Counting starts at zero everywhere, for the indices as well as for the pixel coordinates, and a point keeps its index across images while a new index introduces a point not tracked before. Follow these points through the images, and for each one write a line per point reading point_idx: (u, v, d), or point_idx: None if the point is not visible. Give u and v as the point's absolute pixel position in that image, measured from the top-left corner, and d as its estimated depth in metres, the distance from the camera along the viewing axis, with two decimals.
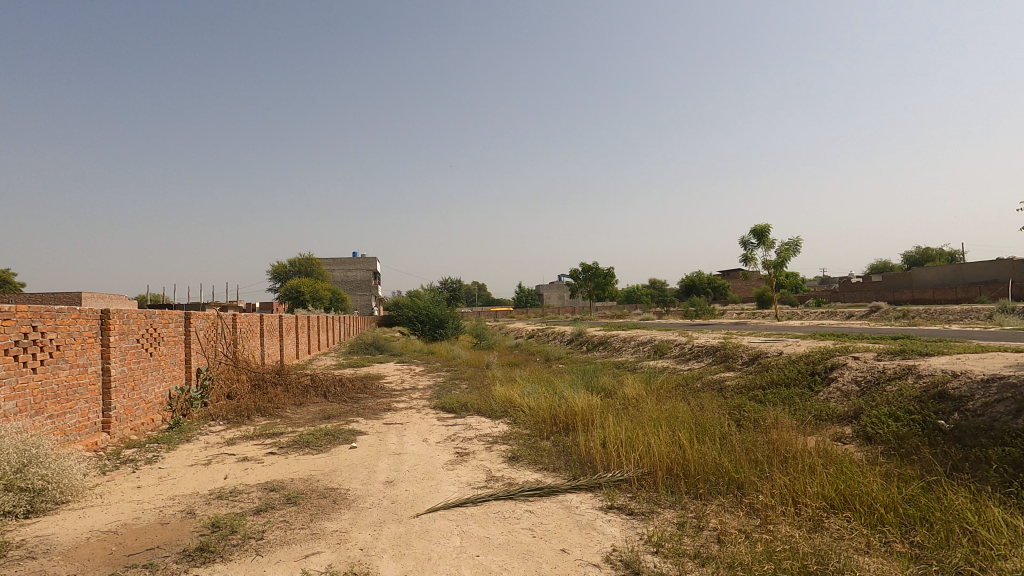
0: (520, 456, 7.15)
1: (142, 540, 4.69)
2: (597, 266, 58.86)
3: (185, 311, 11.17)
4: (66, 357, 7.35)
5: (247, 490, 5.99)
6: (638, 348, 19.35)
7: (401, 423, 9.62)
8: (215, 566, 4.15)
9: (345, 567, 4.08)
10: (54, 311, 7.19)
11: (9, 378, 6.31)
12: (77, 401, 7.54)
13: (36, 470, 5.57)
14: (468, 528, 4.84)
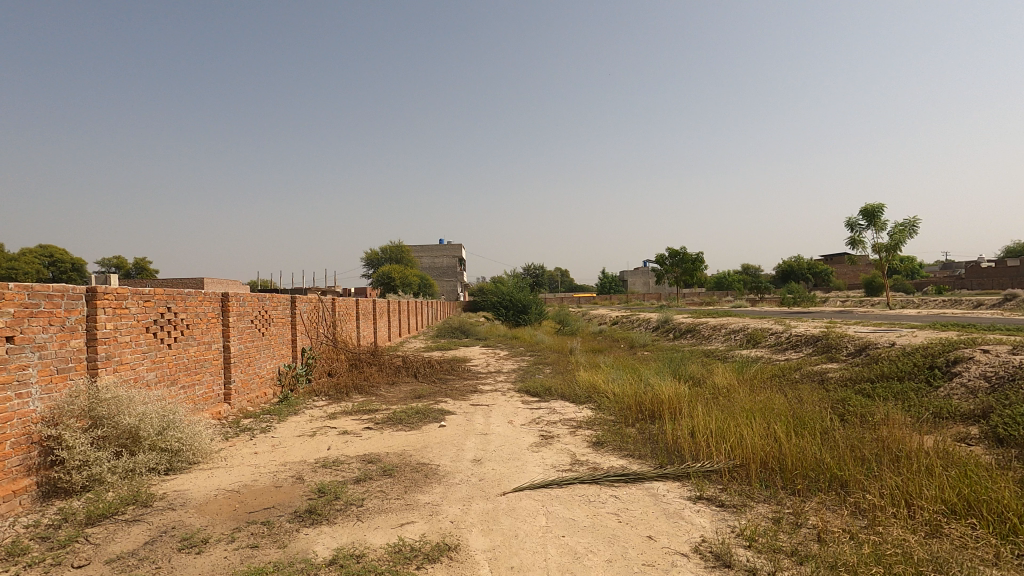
0: (605, 441, 7.13)
1: (261, 500, 5.22)
2: (686, 251, 56.65)
3: (292, 294, 12.13)
4: (194, 335, 8.25)
5: (348, 460, 6.45)
6: (728, 337, 18.47)
7: (488, 405, 9.91)
8: (322, 528, 4.53)
9: (438, 537, 4.31)
10: (184, 294, 8.07)
11: (150, 352, 7.21)
12: (204, 373, 8.46)
13: (173, 433, 6.36)
14: (554, 509, 4.92)
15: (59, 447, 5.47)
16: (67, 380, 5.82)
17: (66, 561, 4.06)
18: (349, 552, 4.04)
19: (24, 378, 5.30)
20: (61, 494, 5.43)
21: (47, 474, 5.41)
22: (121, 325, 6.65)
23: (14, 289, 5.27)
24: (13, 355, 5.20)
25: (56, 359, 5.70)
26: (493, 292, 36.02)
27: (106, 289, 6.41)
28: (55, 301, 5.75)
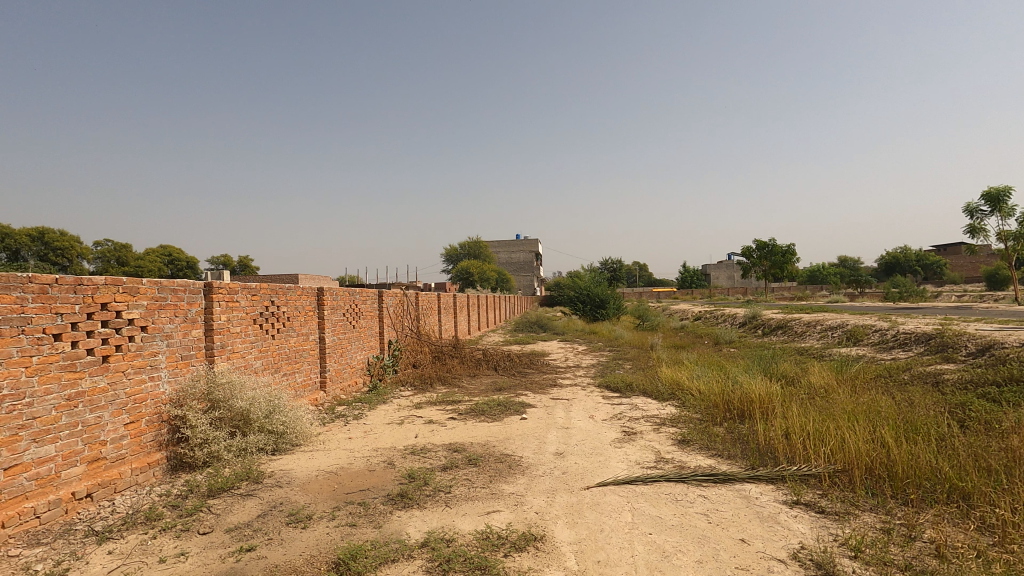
0: (691, 440, 6.91)
1: (357, 482, 5.54)
2: (775, 243, 53.48)
3: (379, 289, 12.73)
4: (294, 327, 8.88)
5: (435, 448, 6.69)
6: (825, 334, 17.26)
7: (568, 399, 9.90)
8: (414, 511, 4.74)
9: (524, 527, 4.38)
10: (285, 288, 8.70)
11: (258, 341, 7.85)
12: (303, 362, 9.09)
13: (278, 416, 6.91)
14: (639, 505, 4.84)
15: (184, 426, 6.10)
16: (190, 366, 6.47)
17: (193, 528, 4.54)
18: (439, 536, 4.20)
19: (155, 363, 5.95)
20: (186, 467, 6.06)
21: (174, 449, 6.06)
22: (232, 316, 7.28)
23: (147, 284, 5.91)
24: (146, 342, 5.86)
25: (180, 347, 6.35)
26: (570, 287, 35.83)
27: (220, 284, 7.05)
28: (179, 295, 6.40)
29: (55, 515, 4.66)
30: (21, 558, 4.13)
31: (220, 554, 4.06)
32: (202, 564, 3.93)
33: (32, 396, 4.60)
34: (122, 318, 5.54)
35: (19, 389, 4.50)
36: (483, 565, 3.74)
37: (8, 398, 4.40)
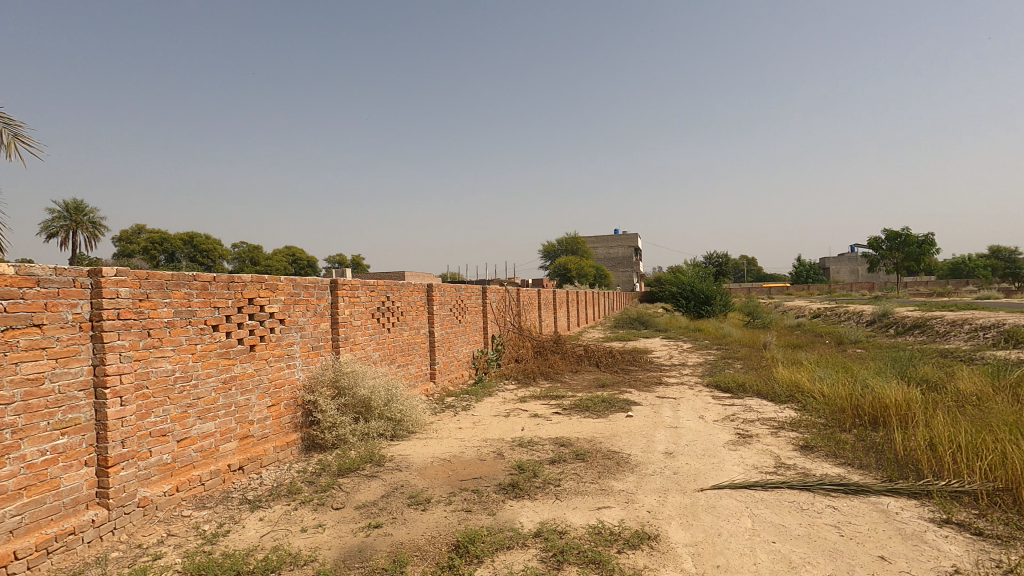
0: (815, 446, 6.42)
1: (469, 470, 5.78)
2: (909, 233, 47.92)
3: (483, 285, 13.11)
4: (407, 321, 9.41)
5: (542, 442, 6.80)
6: (974, 334, 15.21)
7: (675, 398, 9.59)
8: (525, 501, 4.86)
9: (636, 525, 4.33)
10: (398, 285, 9.24)
11: (376, 334, 8.41)
12: (415, 354, 9.61)
13: (396, 405, 7.39)
14: (759, 512, 4.59)
15: (315, 410, 6.71)
16: (319, 356, 7.09)
17: (327, 503, 4.99)
18: (552, 528, 4.27)
19: (291, 353, 6.60)
20: (318, 448, 6.68)
21: (308, 431, 6.69)
22: (354, 311, 7.86)
23: (284, 281, 6.56)
24: (284, 334, 6.50)
25: (311, 338, 6.97)
26: (673, 282, 34.59)
27: (344, 281, 7.63)
28: (310, 291, 7.02)
29: (216, 484, 5.34)
30: (192, 519, 4.80)
31: (352, 528, 4.43)
32: (337, 536, 4.31)
33: (197, 378, 5.30)
34: (265, 312, 6.20)
35: (188, 372, 5.20)
36: (597, 559, 3.75)
37: (180, 380, 5.11)
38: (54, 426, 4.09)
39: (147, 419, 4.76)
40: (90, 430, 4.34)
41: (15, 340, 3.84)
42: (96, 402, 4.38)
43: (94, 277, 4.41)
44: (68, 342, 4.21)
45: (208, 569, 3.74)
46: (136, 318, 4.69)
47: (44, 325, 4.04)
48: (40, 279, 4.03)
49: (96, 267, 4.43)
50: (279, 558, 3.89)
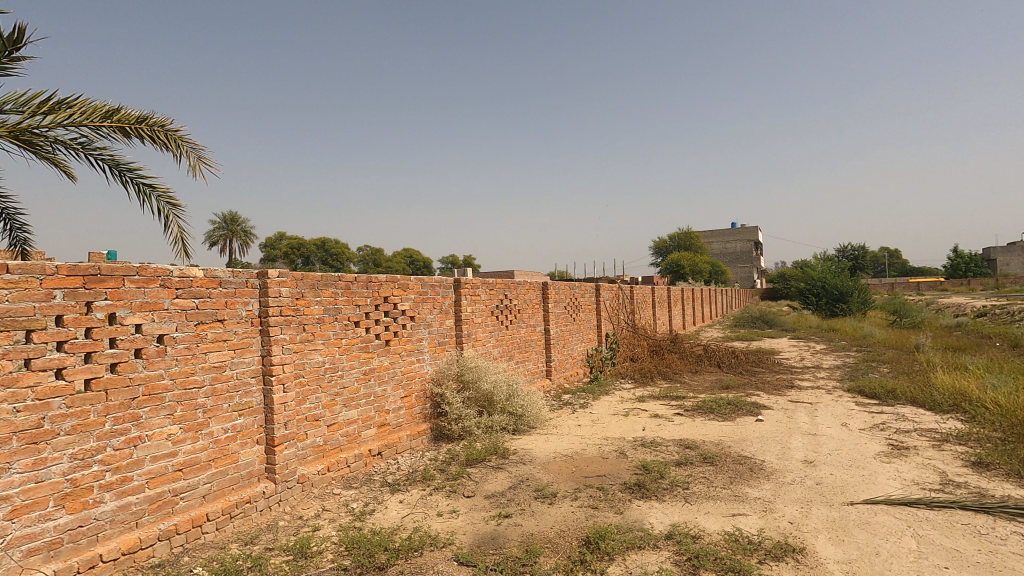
0: (992, 463, 5.59)
1: (593, 467, 5.78)
2: None
3: (596, 283, 13.01)
4: (524, 318, 9.60)
5: (665, 443, 6.61)
6: None
7: (811, 403, 8.85)
8: (653, 503, 4.76)
9: (778, 536, 4.06)
10: (515, 283, 9.44)
11: (495, 331, 8.67)
12: (532, 351, 9.79)
13: (517, 400, 7.60)
14: (925, 533, 4.10)
15: (443, 402, 7.08)
16: (445, 351, 7.46)
17: (459, 490, 5.26)
18: (684, 531, 4.15)
19: (420, 347, 7.01)
20: (446, 438, 7.06)
21: (436, 422, 7.08)
22: (475, 308, 8.15)
23: (413, 280, 6.98)
24: (414, 330, 6.93)
25: (437, 334, 7.36)
26: (801, 278, 31.90)
27: (466, 280, 7.94)
28: (436, 290, 7.41)
29: (360, 466, 5.85)
30: (341, 497, 5.30)
31: (483, 516, 4.63)
32: (470, 523, 4.52)
33: (343, 369, 5.82)
34: (397, 309, 6.64)
35: (335, 364, 5.73)
36: (737, 567, 3.57)
37: (329, 370, 5.64)
38: (233, 408, 4.71)
39: (304, 405, 5.33)
40: (260, 412, 4.95)
41: (204, 332, 4.49)
42: (265, 388, 4.99)
43: (261, 278, 5.02)
44: (243, 334, 4.82)
45: (360, 543, 4.11)
46: (293, 314, 5.26)
47: (225, 320, 4.67)
48: (222, 280, 4.67)
49: (263, 270, 5.03)
50: (420, 538, 4.17)
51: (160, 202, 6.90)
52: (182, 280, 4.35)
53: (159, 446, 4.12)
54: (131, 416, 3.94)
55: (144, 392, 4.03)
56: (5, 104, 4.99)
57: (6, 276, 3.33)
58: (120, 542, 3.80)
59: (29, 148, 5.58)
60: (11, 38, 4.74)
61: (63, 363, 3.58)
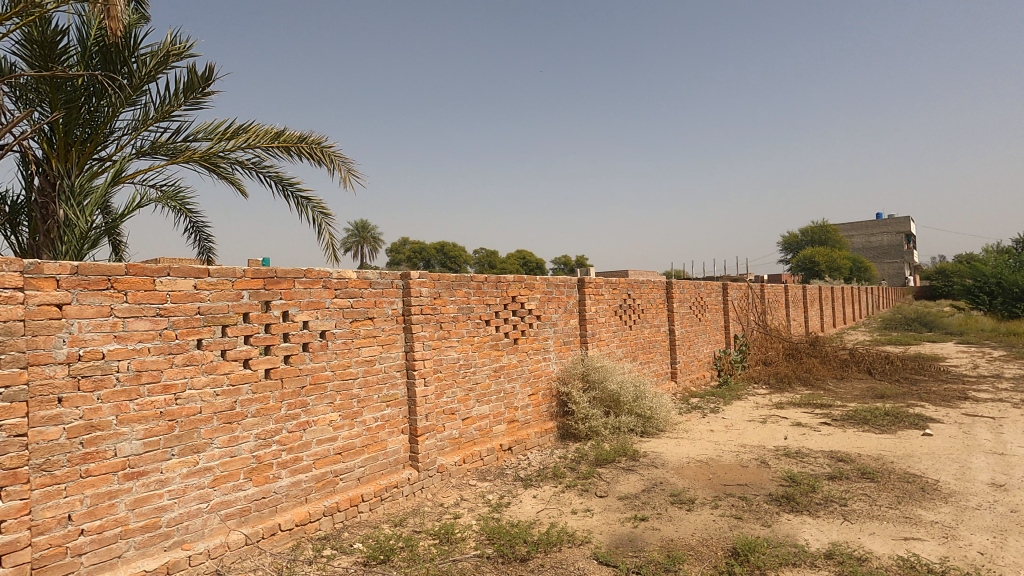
0: None
1: (732, 475, 5.48)
2: None
3: (723, 282, 12.30)
4: (648, 318, 9.32)
5: (813, 454, 6.07)
6: None
7: (993, 417, 7.63)
8: (805, 518, 4.39)
9: (967, 567, 3.55)
10: (638, 282, 9.19)
11: (618, 331, 8.49)
12: (656, 352, 9.50)
13: (645, 402, 7.43)
14: None
15: (569, 402, 7.12)
16: (570, 351, 7.47)
17: (591, 489, 5.25)
18: (847, 551, 3.77)
19: (546, 346, 7.08)
20: (572, 437, 7.09)
21: (563, 420, 7.13)
22: (598, 308, 8.01)
23: (539, 280, 7.05)
24: (540, 329, 7.02)
25: (563, 334, 7.38)
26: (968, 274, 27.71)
27: (589, 279, 7.84)
28: (561, 289, 7.42)
29: (492, 460, 6.06)
30: (477, 488, 5.53)
31: (618, 517, 4.58)
32: (606, 523, 4.50)
33: (475, 366, 6.06)
34: (524, 309, 6.77)
35: (468, 360, 5.98)
36: None
37: (463, 367, 5.90)
38: (382, 399, 5.09)
39: (442, 399, 5.62)
40: (405, 404, 5.31)
41: (358, 329, 4.92)
42: (408, 381, 5.34)
43: (404, 278, 5.37)
44: (390, 330, 5.20)
45: (500, 533, 4.26)
46: (432, 313, 5.57)
47: (375, 318, 5.07)
48: (372, 281, 5.07)
49: (406, 271, 5.39)
50: (557, 534, 4.22)
51: (314, 212, 7.67)
52: (339, 282, 4.79)
53: (323, 431, 4.58)
54: (301, 403, 4.42)
55: (310, 382, 4.51)
56: (198, 134, 5.84)
57: (208, 279, 3.89)
58: (293, 514, 4.29)
59: (214, 170, 6.48)
60: (203, 77, 5.55)
61: (249, 354, 4.11)
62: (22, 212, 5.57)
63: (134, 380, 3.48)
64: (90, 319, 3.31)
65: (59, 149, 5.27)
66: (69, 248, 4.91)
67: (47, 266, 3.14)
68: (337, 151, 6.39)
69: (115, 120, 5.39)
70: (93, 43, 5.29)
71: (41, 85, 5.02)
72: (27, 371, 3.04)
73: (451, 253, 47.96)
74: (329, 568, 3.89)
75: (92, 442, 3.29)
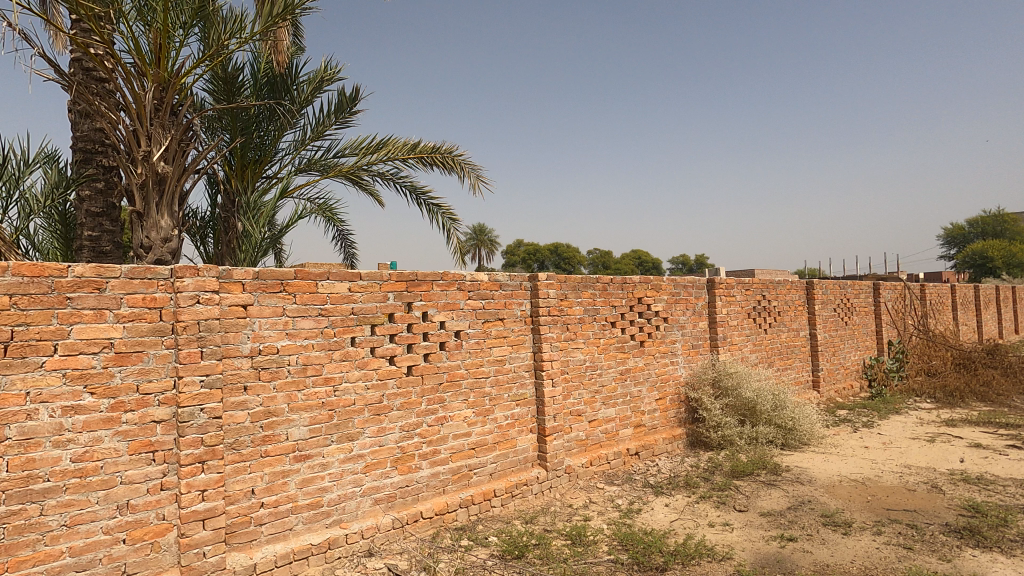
0: None
1: (896, 499, 4.91)
2: None
3: (873, 281, 11.00)
4: (785, 322, 8.60)
5: (1001, 481, 5.22)
6: None
7: None
8: (996, 555, 3.79)
9: None
10: (775, 283, 8.51)
11: (752, 335, 7.91)
12: (795, 359, 8.74)
13: (786, 412, 6.88)
14: None
15: (700, 408, 6.79)
16: (699, 355, 7.09)
17: (729, 503, 5.02)
18: None
19: (674, 350, 6.80)
20: (703, 445, 6.77)
21: (693, 427, 6.84)
22: (730, 310, 7.50)
23: (667, 281, 6.78)
24: (667, 332, 6.75)
25: (691, 337, 7.03)
26: None
27: (720, 279, 7.39)
28: (689, 290, 7.06)
29: (619, 464, 5.97)
30: (606, 491, 5.47)
31: (762, 535, 4.31)
32: (748, 539, 4.26)
33: (602, 368, 5.99)
34: (651, 310, 6.55)
35: (595, 362, 5.93)
36: None
37: (589, 368, 5.86)
38: (512, 398, 5.22)
39: (569, 400, 5.64)
40: (533, 403, 5.40)
41: (490, 329, 5.09)
42: (536, 382, 5.41)
43: (532, 281, 5.46)
44: (519, 331, 5.31)
45: (634, 540, 4.20)
46: (559, 314, 5.59)
47: (505, 319, 5.21)
48: (502, 283, 5.22)
49: (534, 273, 5.48)
50: (695, 546, 4.07)
51: (444, 218, 8.09)
52: (472, 284, 4.99)
53: (458, 426, 4.80)
54: (439, 399, 4.68)
55: (447, 379, 4.75)
56: (346, 150, 6.42)
57: (360, 282, 4.25)
58: (433, 503, 4.54)
59: (359, 182, 7.08)
60: (351, 98, 6.09)
61: (395, 352, 4.43)
62: (209, 226, 6.50)
63: (301, 373, 3.90)
64: (267, 318, 3.76)
65: (237, 170, 6.07)
66: (247, 256, 5.65)
67: (236, 272, 3.63)
68: (467, 158, 6.69)
69: (280, 141, 6.10)
70: (263, 75, 6.03)
71: (224, 115, 5.82)
72: (221, 362, 3.52)
73: (566, 254, 48.05)
74: (468, 557, 4.08)
75: (270, 426, 3.74)
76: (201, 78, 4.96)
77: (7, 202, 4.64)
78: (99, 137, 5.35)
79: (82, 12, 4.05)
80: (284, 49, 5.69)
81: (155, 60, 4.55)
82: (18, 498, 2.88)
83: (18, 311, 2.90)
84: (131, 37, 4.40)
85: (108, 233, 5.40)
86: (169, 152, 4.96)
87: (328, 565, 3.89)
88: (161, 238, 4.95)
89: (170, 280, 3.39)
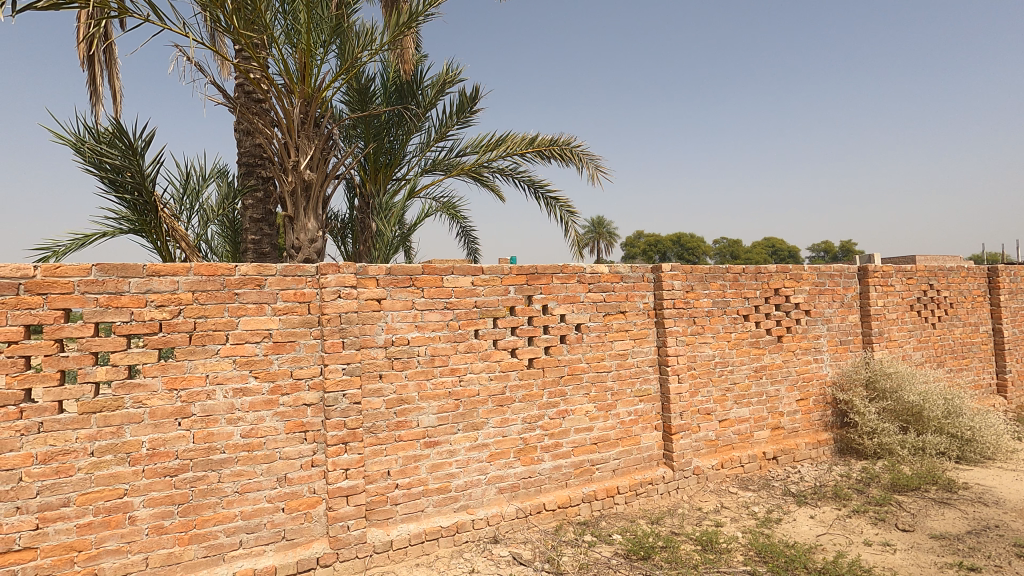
0: None
1: None
2: None
3: None
4: (959, 316, 7.39)
5: None
6: None
7: None
8: None
9: None
10: (946, 270, 7.32)
11: (916, 330, 6.90)
12: (972, 358, 7.49)
13: (962, 421, 5.93)
14: None
15: (851, 412, 6.06)
16: (849, 352, 6.31)
17: (890, 520, 4.43)
18: None
19: (819, 346, 6.13)
20: (854, 453, 6.05)
21: (842, 432, 6.14)
22: (888, 301, 6.61)
23: (809, 270, 6.12)
24: (810, 326, 6.09)
25: (839, 332, 6.28)
26: None
27: (875, 267, 6.52)
28: (835, 280, 6.31)
29: (754, 468, 5.52)
30: (739, 497, 5.11)
31: (935, 561, 3.74)
32: (916, 564, 3.73)
33: (733, 365, 5.57)
34: (790, 302, 5.94)
35: (725, 358, 5.53)
36: None
37: (719, 365, 5.48)
38: (635, 393, 5.05)
39: (697, 397, 5.32)
40: (658, 400, 5.16)
41: (610, 323, 4.95)
42: (662, 377, 5.17)
43: (656, 272, 5.21)
44: (641, 325, 5.11)
45: (774, 551, 3.88)
46: (685, 307, 5.29)
47: (627, 312, 5.04)
48: (623, 275, 5.05)
49: (657, 264, 5.22)
50: (849, 565, 3.66)
51: (561, 210, 8.04)
52: (593, 276, 4.88)
53: (580, 420, 4.75)
54: (560, 392, 4.66)
55: (568, 372, 4.71)
56: (468, 148, 6.63)
57: (482, 277, 4.35)
58: (556, 496, 4.54)
59: (480, 179, 7.29)
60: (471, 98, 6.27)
61: (516, 344, 4.48)
62: (348, 227, 7.10)
63: (430, 363, 4.09)
64: (398, 311, 3.98)
65: (370, 174, 6.54)
66: (381, 254, 6.08)
67: (371, 268, 3.87)
68: (585, 149, 6.57)
69: (407, 145, 6.48)
70: (391, 83, 6.43)
71: (358, 123, 6.28)
72: (360, 351, 3.80)
73: (689, 245, 45.69)
74: (592, 554, 4.01)
75: (402, 412, 3.96)
76: (339, 91, 5.38)
77: (190, 212, 5.43)
78: (258, 152, 6.05)
79: (242, 41, 4.56)
80: (409, 57, 6.01)
81: (301, 78, 5.00)
82: (201, 466, 3.34)
83: (199, 305, 3.37)
84: (282, 59, 4.89)
85: (267, 236, 6.10)
86: (313, 161, 5.48)
87: (456, 547, 4.05)
88: (309, 239, 5.51)
89: (316, 276, 3.71)
